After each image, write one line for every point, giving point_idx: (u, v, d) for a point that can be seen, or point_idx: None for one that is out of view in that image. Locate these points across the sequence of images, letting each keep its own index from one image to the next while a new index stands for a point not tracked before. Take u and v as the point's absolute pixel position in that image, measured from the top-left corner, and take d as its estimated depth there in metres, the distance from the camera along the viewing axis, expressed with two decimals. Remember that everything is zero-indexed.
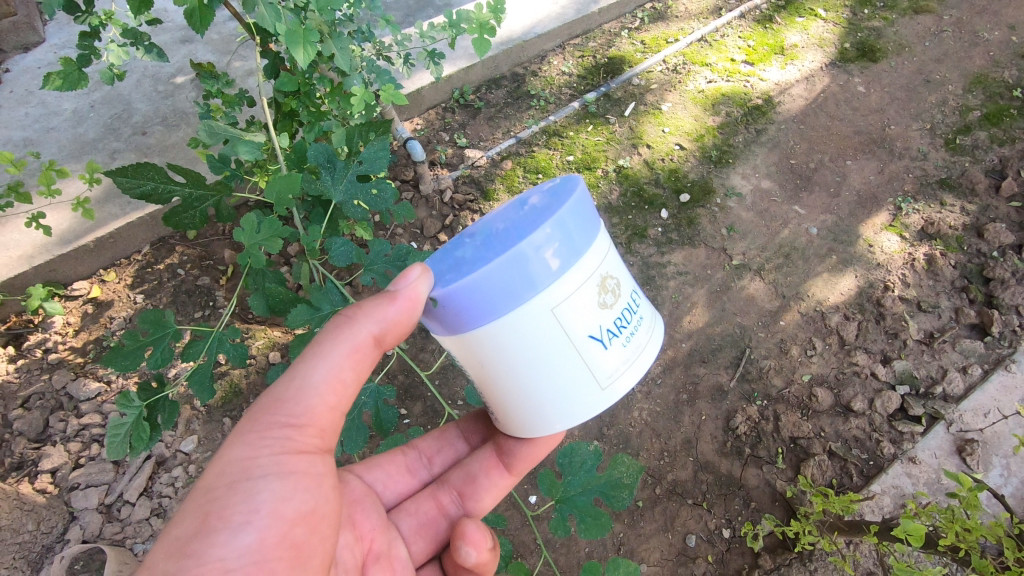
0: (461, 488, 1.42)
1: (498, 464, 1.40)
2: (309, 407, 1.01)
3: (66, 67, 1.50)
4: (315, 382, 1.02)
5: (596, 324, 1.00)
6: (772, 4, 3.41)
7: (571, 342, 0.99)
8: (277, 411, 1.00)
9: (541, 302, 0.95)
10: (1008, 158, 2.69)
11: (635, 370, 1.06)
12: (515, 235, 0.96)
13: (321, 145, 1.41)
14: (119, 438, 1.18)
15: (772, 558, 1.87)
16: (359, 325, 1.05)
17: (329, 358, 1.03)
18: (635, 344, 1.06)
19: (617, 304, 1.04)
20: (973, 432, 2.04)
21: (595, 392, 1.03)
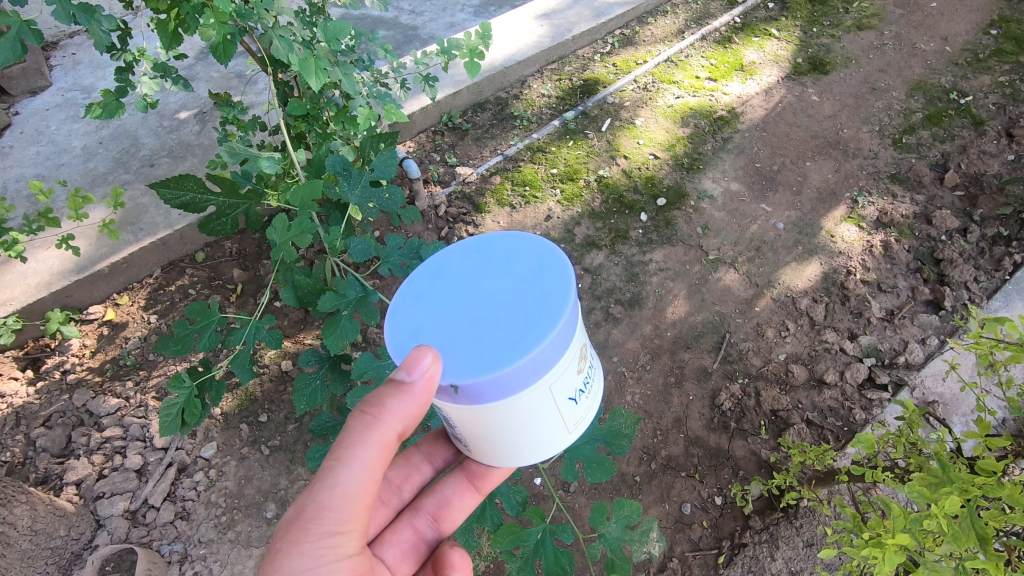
0: (434, 512, 1.43)
1: (466, 485, 1.43)
2: (351, 514, 1.08)
3: (106, 98, 1.76)
4: (349, 488, 1.06)
5: (573, 386, 1.09)
6: (730, 26, 3.73)
7: (557, 405, 1.07)
8: (322, 522, 1.05)
9: (540, 389, 1.02)
10: (950, 153, 2.98)
11: (591, 410, 1.19)
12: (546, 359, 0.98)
13: (338, 155, 1.61)
14: (173, 414, 1.51)
15: (760, 519, 2.03)
16: (385, 429, 1.07)
17: (360, 464, 1.07)
18: (591, 390, 1.18)
19: (586, 363, 1.12)
20: (934, 395, 2.22)
21: (565, 435, 1.14)
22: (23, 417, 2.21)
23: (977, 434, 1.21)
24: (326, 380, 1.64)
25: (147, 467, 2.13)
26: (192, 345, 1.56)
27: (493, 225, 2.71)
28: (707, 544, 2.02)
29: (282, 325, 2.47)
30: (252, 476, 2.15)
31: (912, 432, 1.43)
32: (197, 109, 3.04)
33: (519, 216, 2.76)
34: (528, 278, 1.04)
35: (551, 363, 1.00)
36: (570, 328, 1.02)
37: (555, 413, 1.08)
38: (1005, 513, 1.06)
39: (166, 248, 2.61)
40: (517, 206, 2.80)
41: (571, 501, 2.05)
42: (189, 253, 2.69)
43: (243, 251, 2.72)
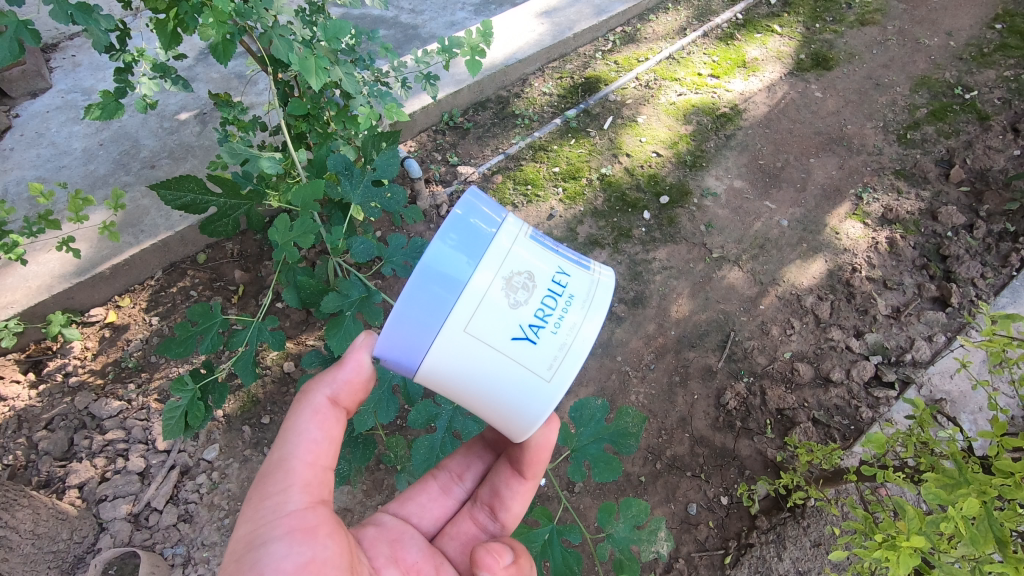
0: (490, 502, 1.34)
1: (512, 470, 1.32)
2: (290, 472, 1.07)
3: (105, 99, 1.75)
4: (290, 450, 1.08)
5: (514, 324, 0.93)
6: (732, 23, 3.71)
7: (496, 349, 0.93)
8: (266, 485, 1.05)
9: (453, 329, 0.92)
10: (955, 148, 2.96)
11: (579, 351, 0.96)
12: (437, 297, 0.91)
13: (340, 155, 1.60)
14: (176, 417, 1.50)
15: (767, 519, 2.02)
16: (312, 393, 1.12)
17: (295, 427, 1.10)
18: (567, 328, 0.96)
19: (533, 296, 0.95)
20: (941, 393, 2.20)
21: (541, 385, 0.96)
22: (26, 420, 2.20)
23: (991, 434, 1.19)
24: None
25: (150, 469, 2.12)
26: (195, 348, 1.55)
27: None
28: (713, 545, 2.00)
29: (285, 327, 2.46)
30: (255, 478, 2.14)
31: (922, 431, 1.41)
32: (198, 110, 3.03)
33: (521, 215, 2.74)
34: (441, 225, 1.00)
35: (451, 300, 0.91)
36: (467, 258, 0.92)
37: (501, 359, 0.94)
38: (1020, 513, 1.05)
39: (167, 250, 2.60)
40: (519, 205, 2.78)
41: (576, 501, 2.04)
42: (191, 254, 2.68)
43: (244, 252, 2.71)
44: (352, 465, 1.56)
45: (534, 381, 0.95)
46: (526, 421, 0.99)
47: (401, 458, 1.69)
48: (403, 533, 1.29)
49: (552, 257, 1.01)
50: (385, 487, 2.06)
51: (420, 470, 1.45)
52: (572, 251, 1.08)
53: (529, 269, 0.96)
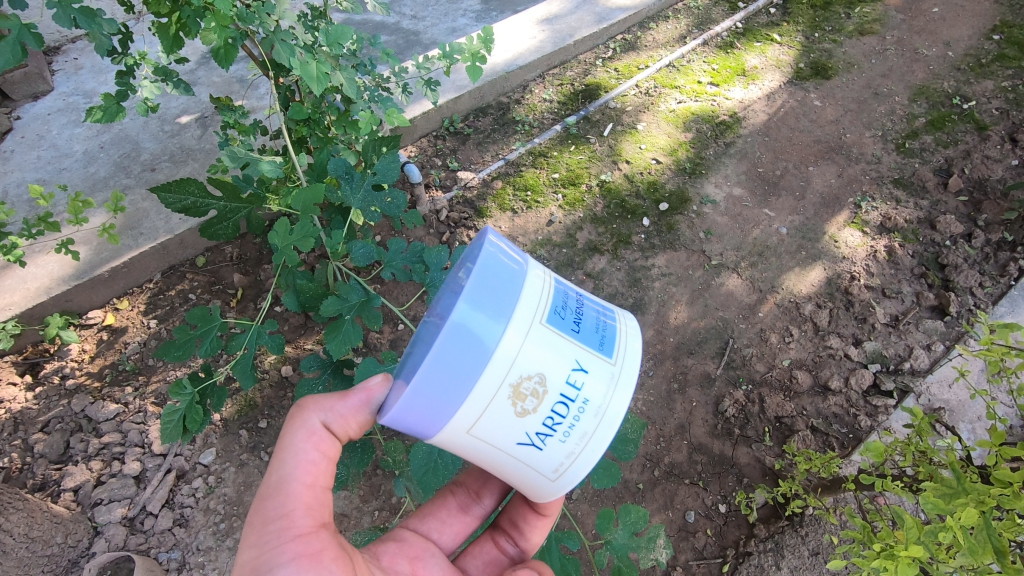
0: (510, 531, 1.37)
1: (531, 508, 1.31)
2: (289, 495, 1.06)
3: (106, 102, 1.76)
4: (288, 473, 1.08)
5: (520, 431, 0.90)
6: (732, 32, 3.73)
7: (501, 448, 0.93)
8: (265, 511, 1.05)
9: (456, 430, 0.89)
10: (953, 158, 2.97)
11: (586, 453, 0.93)
12: (441, 396, 0.87)
13: (340, 159, 1.61)
14: (173, 421, 1.49)
15: (765, 528, 2.01)
16: (308, 415, 1.11)
17: (292, 448, 1.09)
18: (577, 436, 0.92)
19: (544, 403, 0.90)
20: (940, 402, 2.20)
21: (545, 481, 0.97)
22: (22, 423, 2.19)
23: (989, 444, 1.19)
24: (328, 387, 1.62)
25: (146, 473, 2.11)
26: (193, 352, 1.55)
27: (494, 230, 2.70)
28: (711, 553, 1.99)
29: (283, 331, 2.46)
30: (251, 483, 2.13)
31: (921, 441, 1.40)
32: (199, 114, 3.04)
33: (521, 221, 2.75)
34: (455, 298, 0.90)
35: (454, 407, 0.87)
36: (475, 362, 0.85)
37: (503, 454, 0.94)
38: (1019, 523, 1.04)
39: (166, 253, 2.60)
40: (519, 211, 2.78)
41: (574, 508, 2.03)
42: (190, 257, 2.68)
43: (243, 255, 2.70)
44: (350, 470, 1.55)
45: (536, 476, 0.96)
46: (527, 495, 1.03)
47: (399, 463, 1.67)
48: (425, 550, 1.29)
49: (572, 348, 0.92)
50: (382, 493, 2.05)
51: (418, 475, 1.35)
52: (596, 328, 0.97)
53: (542, 370, 0.89)
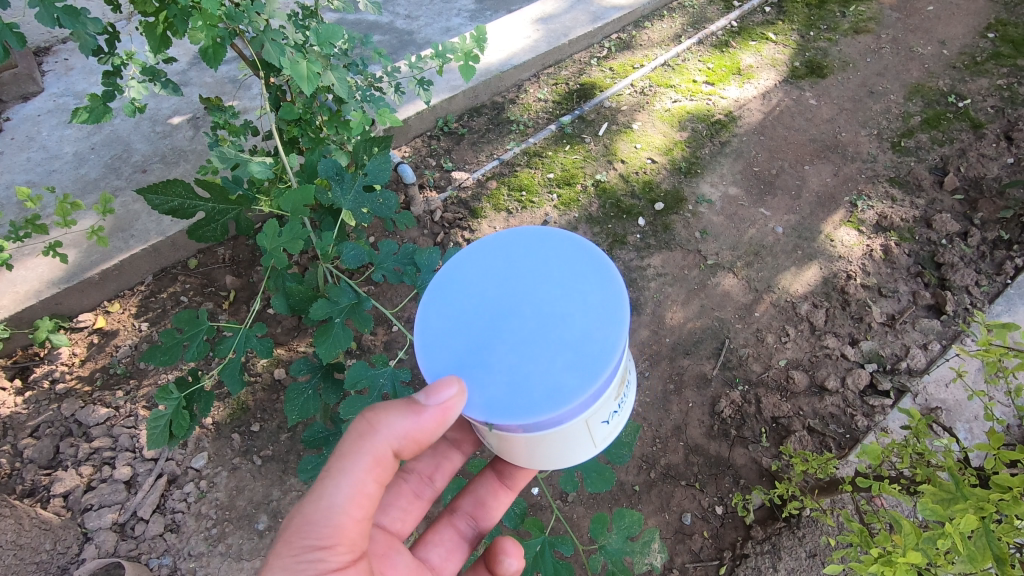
0: (473, 512, 1.45)
1: (498, 484, 1.45)
2: (337, 524, 1.07)
3: (92, 103, 1.74)
4: (338, 501, 1.08)
5: (609, 412, 1.10)
6: (727, 31, 3.72)
7: (592, 429, 1.09)
8: (304, 535, 1.05)
9: (583, 419, 1.03)
10: (949, 156, 2.96)
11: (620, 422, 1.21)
12: (592, 391, 1.00)
13: (331, 160, 1.59)
14: (160, 427, 1.47)
15: (762, 529, 2.00)
16: (377, 443, 1.10)
17: (350, 474, 1.09)
18: (625, 410, 1.19)
19: (625, 387, 1.14)
20: (936, 401, 2.19)
21: (592, 451, 1.16)
22: (10, 427, 2.16)
23: (986, 446, 1.18)
24: (318, 391, 1.60)
25: (137, 478, 2.09)
26: (180, 355, 1.53)
27: (489, 231, 2.68)
28: (707, 555, 1.98)
29: (276, 333, 2.44)
30: (243, 487, 2.11)
31: (918, 442, 1.38)
32: (190, 114, 3.01)
33: (516, 222, 2.73)
34: (566, 299, 1.06)
35: (597, 397, 1.02)
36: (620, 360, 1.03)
37: (590, 436, 1.11)
38: (1017, 528, 1.03)
39: (157, 255, 2.57)
40: (513, 211, 2.77)
41: (569, 511, 2.02)
42: (182, 259, 2.65)
43: (236, 257, 2.68)
44: None
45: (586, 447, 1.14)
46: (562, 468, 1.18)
47: None
48: (390, 548, 1.26)
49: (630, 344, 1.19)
50: None
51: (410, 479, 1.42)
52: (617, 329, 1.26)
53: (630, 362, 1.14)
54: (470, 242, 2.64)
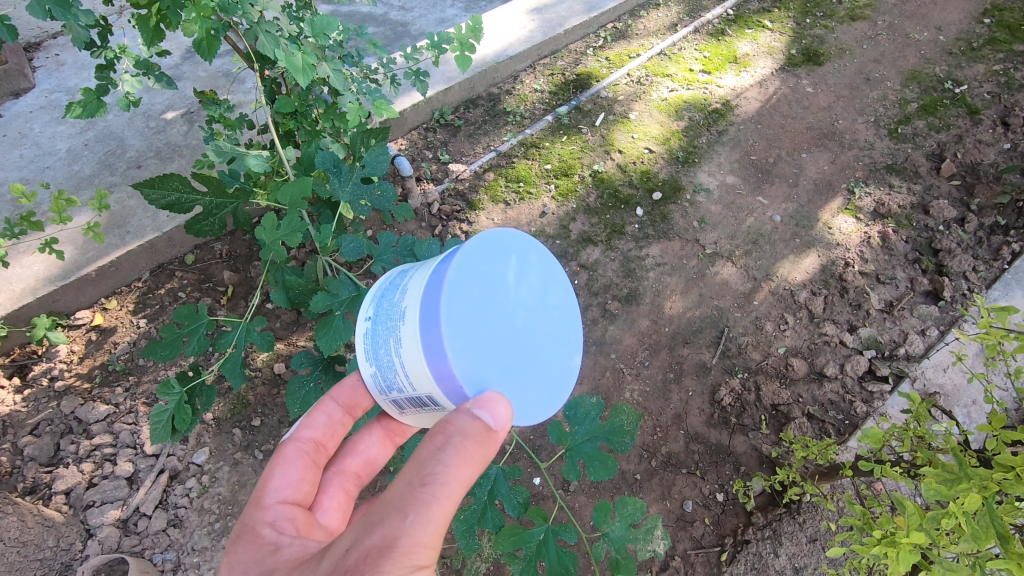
0: (360, 470, 1.41)
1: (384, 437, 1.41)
2: (434, 548, 0.96)
3: (86, 97, 1.72)
4: (438, 524, 0.95)
5: None
6: (723, 19, 3.70)
7: None
8: (408, 559, 0.92)
9: None
10: (946, 143, 2.97)
11: None
12: None
13: (328, 152, 1.58)
14: (163, 422, 1.47)
15: (762, 515, 2.01)
16: (475, 466, 0.99)
17: (451, 497, 0.96)
18: None
19: None
20: (935, 386, 2.20)
21: None
22: (10, 426, 2.15)
23: (988, 427, 1.18)
24: (320, 384, 1.61)
25: (138, 474, 2.09)
26: (181, 350, 1.52)
27: (487, 222, 2.68)
28: (709, 542, 1.99)
29: (275, 327, 2.43)
30: (245, 482, 2.12)
31: (918, 426, 1.39)
32: (184, 109, 2.99)
33: (514, 214, 2.72)
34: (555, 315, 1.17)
35: None
36: None
37: None
38: (1019, 507, 1.03)
39: (154, 251, 2.56)
40: (511, 203, 2.76)
41: (571, 500, 2.03)
42: (179, 255, 2.64)
43: (233, 252, 2.67)
44: None
45: None
46: None
47: None
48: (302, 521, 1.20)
49: None
50: (378, 489, 2.04)
51: None
52: None
53: None
54: (469, 234, 2.63)
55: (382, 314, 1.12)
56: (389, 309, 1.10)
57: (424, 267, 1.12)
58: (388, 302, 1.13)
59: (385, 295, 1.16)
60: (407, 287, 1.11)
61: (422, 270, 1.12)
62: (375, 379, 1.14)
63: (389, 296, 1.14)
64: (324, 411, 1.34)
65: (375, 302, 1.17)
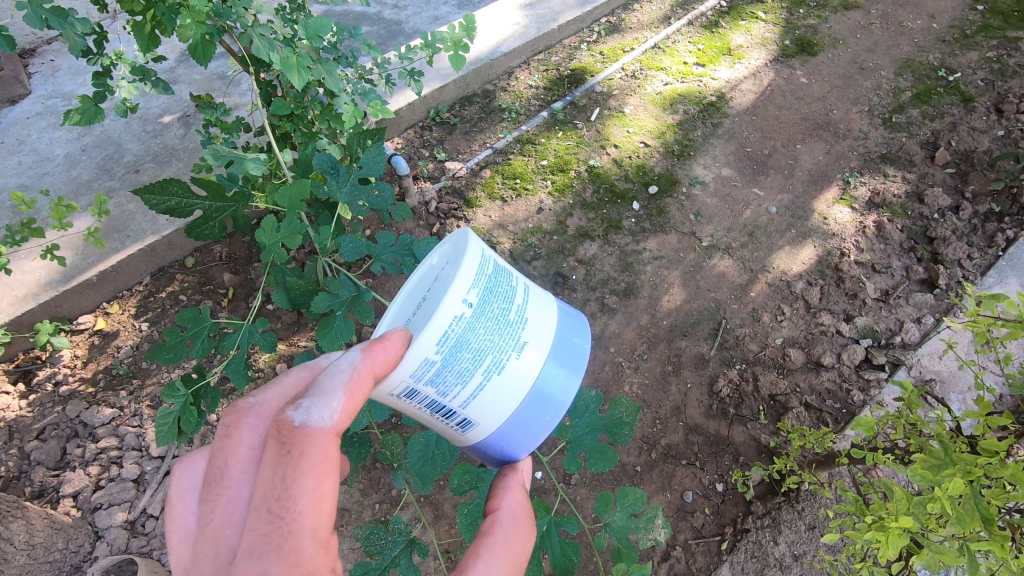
0: None
1: None
2: None
3: (84, 104, 1.73)
4: None
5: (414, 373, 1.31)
6: (716, 11, 3.70)
7: None
8: None
9: None
10: (940, 131, 2.98)
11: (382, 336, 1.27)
12: None
13: (325, 154, 1.60)
14: (169, 423, 1.48)
15: (762, 504, 2.03)
16: None
17: None
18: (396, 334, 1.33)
19: None
20: (931, 373, 2.22)
21: None
22: (17, 431, 2.18)
23: (977, 414, 1.21)
24: None
25: (145, 476, 2.11)
26: (185, 353, 1.54)
27: (485, 220, 2.69)
28: (709, 531, 2.02)
29: (276, 328, 2.45)
30: None
31: (911, 413, 1.41)
32: (181, 112, 3.00)
33: (511, 210, 2.73)
34: None
35: None
36: None
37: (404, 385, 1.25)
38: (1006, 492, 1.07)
39: (154, 255, 2.57)
40: (508, 199, 2.77)
41: (573, 493, 2.06)
42: (179, 258, 2.65)
43: (233, 254, 2.69)
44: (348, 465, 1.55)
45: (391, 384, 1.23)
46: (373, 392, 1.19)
47: (397, 456, 1.66)
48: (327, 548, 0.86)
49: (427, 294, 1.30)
50: (382, 486, 2.06)
51: (415, 467, 1.37)
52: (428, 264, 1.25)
53: None
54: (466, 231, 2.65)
55: (496, 326, 1.02)
56: (506, 323, 1.03)
57: (537, 303, 1.12)
58: (504, 316, 1.04)
59: (495, 299, 1.03)
60: (524, 317, 1.07)
61: (537, 311, 1.11)
62: (423, 368, 0.97)
63: (501, 303, 1.04)
64: (363, 387, 0.92)
65: (482, 292, 1.01)
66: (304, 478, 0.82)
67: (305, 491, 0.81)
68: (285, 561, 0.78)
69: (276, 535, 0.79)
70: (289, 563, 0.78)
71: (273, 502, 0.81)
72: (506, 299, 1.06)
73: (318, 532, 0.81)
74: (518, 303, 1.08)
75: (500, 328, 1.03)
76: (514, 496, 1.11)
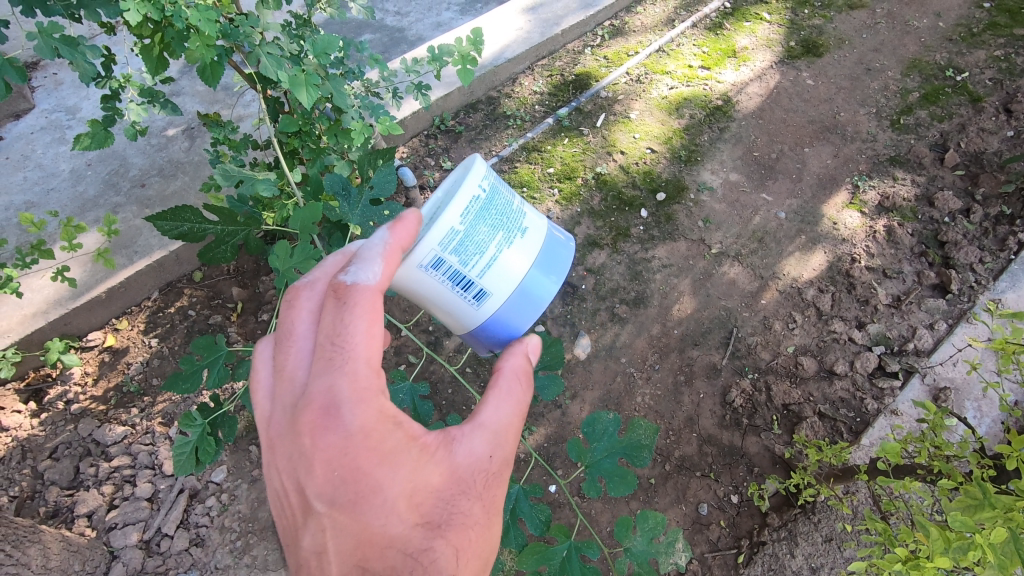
0: None
1: None
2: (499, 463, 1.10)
3: (94, 129, 1.72)
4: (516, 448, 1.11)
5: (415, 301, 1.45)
6: (720, 12, 3.67)
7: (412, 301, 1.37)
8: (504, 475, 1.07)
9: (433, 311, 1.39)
10: (948, 132, 2.96)
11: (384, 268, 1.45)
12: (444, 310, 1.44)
13: (335, 175, 1.59)
14: (186, 453, 1.48)
15: (778, 516, 2.03)
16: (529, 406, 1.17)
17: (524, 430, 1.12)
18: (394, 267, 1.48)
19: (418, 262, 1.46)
20: (945, 380, 2.22)
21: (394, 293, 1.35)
22: (30, 450, 2.17)
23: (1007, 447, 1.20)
24: None
25: (159, 494, 2.11)
26: (200, 383, 1.53)
27: None
28: (725, 544, 2.02)
29: None
30: (265, 498, 2.14)
31: (936, 436, 1.40)
32: (185, 125, 2.99)
33: None
34: None
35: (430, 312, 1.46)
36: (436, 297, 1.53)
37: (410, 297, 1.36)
38: None
39: (162, 270, 2.57)
40: None
41: (587, 507, 2.06)
42: (187, 273, 2.65)
43: (241, 268, 2.68)
44: None
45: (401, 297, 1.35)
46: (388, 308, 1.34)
47: None
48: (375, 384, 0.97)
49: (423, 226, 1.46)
50: None
51: None
52: None
53: None
54: None
55: (502, 212, 1.20)
56: (509, 211, 1.21)
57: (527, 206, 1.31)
58: (507, 207, 1.22)
59: (500, 190, 1.22)
60: (522, 210, 1.26)
61: (531, 211, 1.30)
62: (449, 237, 1.11)
63: (504, 195, 1.22)
64: (394, 257, 1.03)
65: (490, 183, 1.20)
66: (355, 320, 0.93)
67: (357, 331, 0.93)
68: (347, 380, 0.91)
69: (337, 363, 0.92)
70: (350, 380, 0.91)
71: (331, 336, 0.93)
72: (508, 194, 1.25)
73: (370, 361, 0.93)
74: (516, 199, 1.27)
75: (506, 214, 1.21)
76: (515, 359, 1.15)
